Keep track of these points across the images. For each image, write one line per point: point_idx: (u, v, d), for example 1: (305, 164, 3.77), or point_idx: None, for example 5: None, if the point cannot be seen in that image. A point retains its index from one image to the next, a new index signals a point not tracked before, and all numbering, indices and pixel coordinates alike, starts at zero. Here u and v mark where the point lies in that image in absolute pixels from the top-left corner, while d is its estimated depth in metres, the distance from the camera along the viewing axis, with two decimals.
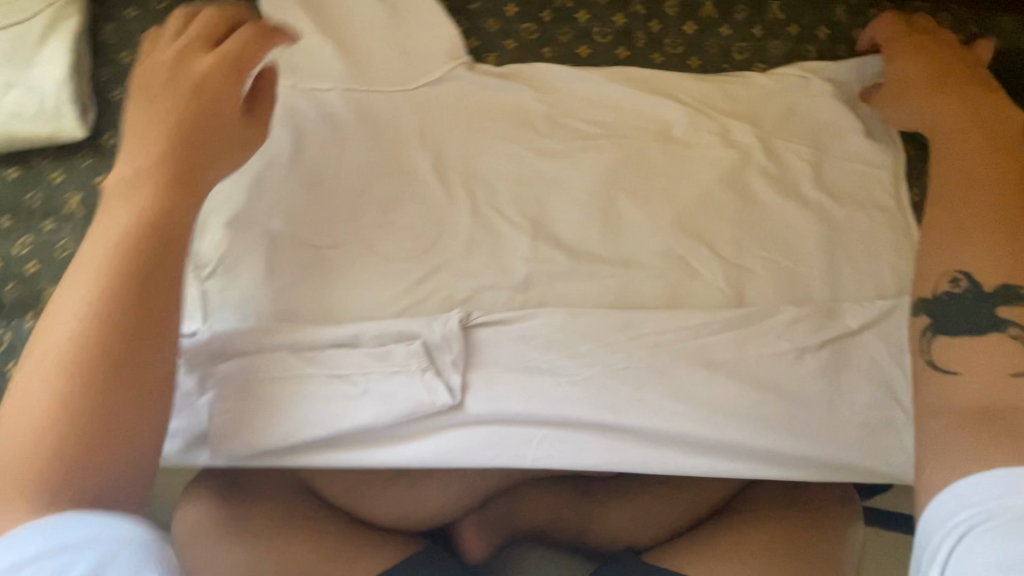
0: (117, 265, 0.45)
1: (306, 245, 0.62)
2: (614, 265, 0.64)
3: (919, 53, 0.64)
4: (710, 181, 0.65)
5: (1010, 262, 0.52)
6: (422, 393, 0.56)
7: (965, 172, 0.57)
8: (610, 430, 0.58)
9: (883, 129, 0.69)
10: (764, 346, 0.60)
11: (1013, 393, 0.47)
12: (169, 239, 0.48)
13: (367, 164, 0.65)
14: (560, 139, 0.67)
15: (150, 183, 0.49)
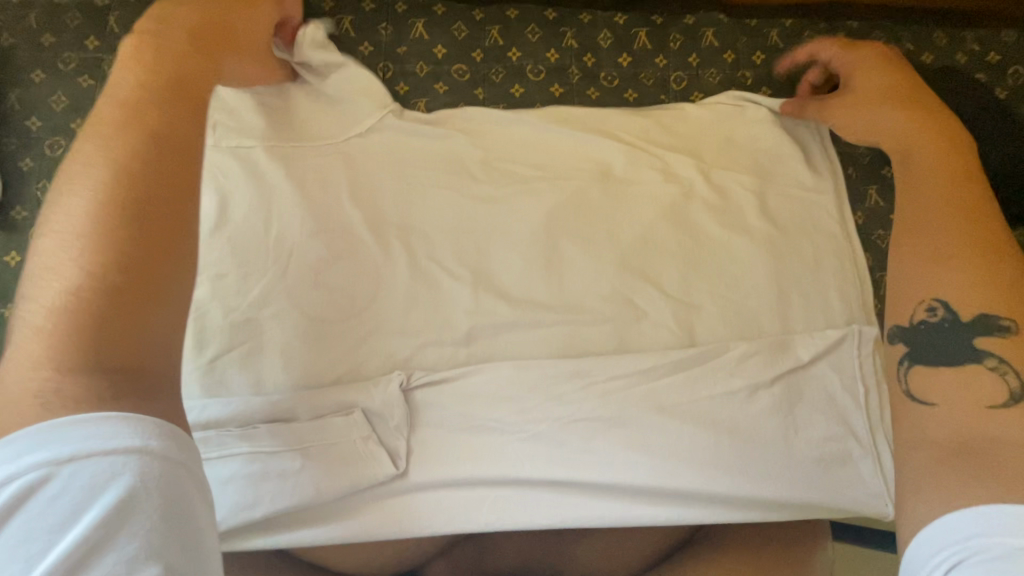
0: (94, 236, 0.36)
1: (231, 313, 0.57)
2: (561, 312, 0.59)
3: (883, 65, 0.57)
4: (653, 216, 0.62)
5: (996, 294, 0.42)
6: (359, 466, 0.52)
7: (939, 198, 0.47)
8: (563, 485, 0.55)
9: (824, 152, 0.64)
10: (715, 386, 0.57)
11: (994, 427, 0.38)
12: (180, 221, 0.39)
13: (295, 218, 0.60)
14: (498, 181, 0.62)
15: (153, 147, 0.39)
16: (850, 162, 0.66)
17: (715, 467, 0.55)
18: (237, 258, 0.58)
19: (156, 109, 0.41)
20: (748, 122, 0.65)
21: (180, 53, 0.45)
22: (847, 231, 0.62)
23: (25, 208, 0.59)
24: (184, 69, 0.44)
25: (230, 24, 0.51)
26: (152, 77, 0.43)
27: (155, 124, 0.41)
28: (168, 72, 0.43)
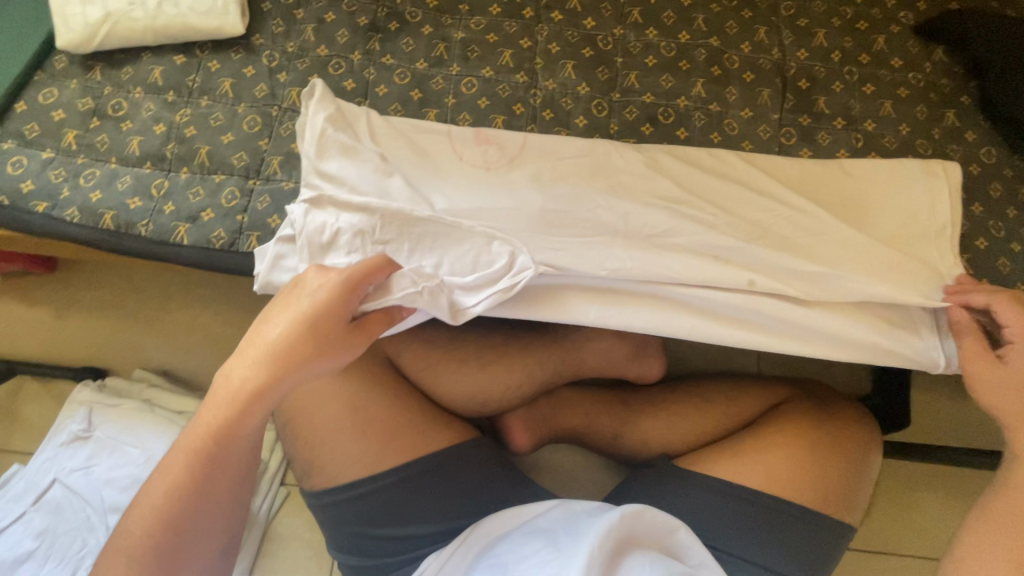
0: (184, 469, 0.51)
1: (413, 142, 0.68)
2: (679, 164, 0.69)
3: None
4: (757, 108, 0.74)
5: None
6: (507, 273, 0.62)
7: None
8: (662, 300, 0.65)
9: (944, 176, 0.69)
10: (811, 240, 0.66)
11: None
12: (213, 468, 0.52)
13: (463, 71, 0.74)
14: (631, 64, 0.75)
15: (203, 477, 0.51)
16: (932, 89, 0.75)
17: (800, 307, 0.64)
18: (417, 97, 0.73)
19: (203, 439, 0.51)
20: (879, 199, 0.69)
21: (264, 358, 0.51)
22: (916, 144, 0.73)
23: (260, 35, 0.74)
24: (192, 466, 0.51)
25: (281, 356, 0.50)
26: (226, 402, 0.51)
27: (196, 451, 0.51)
28: (230, 410, 0.51)
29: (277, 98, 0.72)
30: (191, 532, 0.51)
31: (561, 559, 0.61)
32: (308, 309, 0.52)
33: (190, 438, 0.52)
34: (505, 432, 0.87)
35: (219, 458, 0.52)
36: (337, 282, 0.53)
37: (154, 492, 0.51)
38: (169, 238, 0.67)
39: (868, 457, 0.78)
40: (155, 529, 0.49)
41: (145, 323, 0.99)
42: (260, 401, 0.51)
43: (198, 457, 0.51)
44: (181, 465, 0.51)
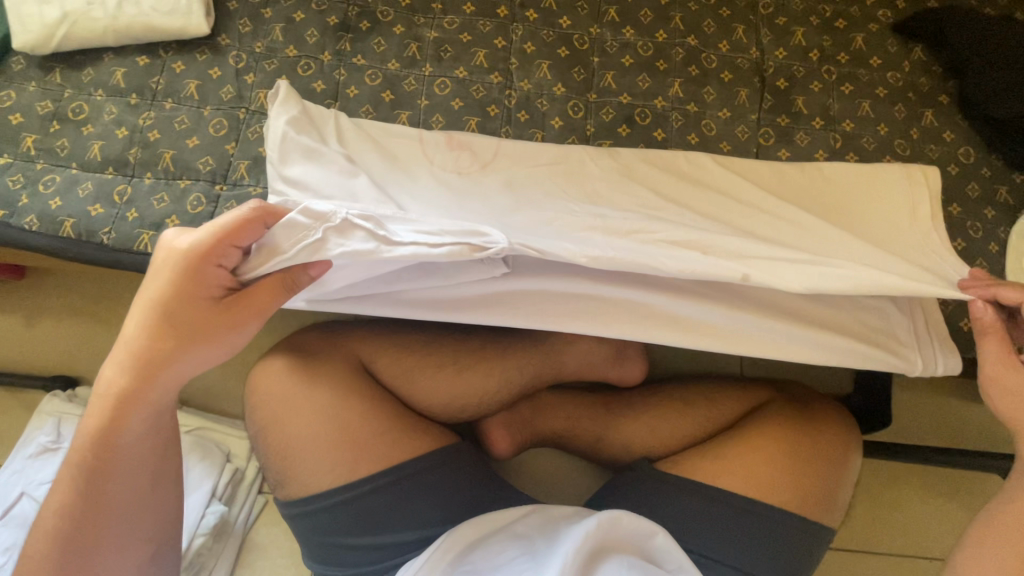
0: (78, 474, 0.52)
1: (384, 146, 0.67)
2: (655, 167, 0.68)
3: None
4: (735, 108, 0.73)
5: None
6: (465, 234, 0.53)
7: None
8: (639, 306, 0.64)
9: (925, 176, 0.68)
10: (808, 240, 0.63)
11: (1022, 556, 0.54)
12: (110, 470, 0.52)
13: (436, 72, 0.72)
14: (608, 64, 0.74)
15: (101, 479, 0.52)
16: (910, 88, 0.75)
17: (777, 312, 0.64)
18: (389, 99, 0.71)
19: (90, 443, 0.51)
20: (857, 200, 0.68)
21: (136, 349, 0.50)
22: (895, 145, 0.72)
23: (226, 35, 0.72)
24: (84, 468, 0.51)
25: (161, 346, 0.50)
26: (108, 398, 0.51)
27: (86, 455, 0.51)
28: (112, 408, 0.51)
29: (245, 101, 0.70)
30: (109, 531, 0.52)
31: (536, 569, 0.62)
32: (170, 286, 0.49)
33: (80, 442, 0.52)
34: (485, 437, 0.86)
35: (112, 457, 0.52)
36: (203, 250, 0.49)
37: (53, 505, 0.52)
38: (132, 246, 0.65)
39: (847, 457, 0.78)
40: (61, 536, 0.51)
41: (118, 330, 0.97)
42: (142, 393, 0.51)
43: (91, 462, 0.52)
44: (73, 471, 0.52)
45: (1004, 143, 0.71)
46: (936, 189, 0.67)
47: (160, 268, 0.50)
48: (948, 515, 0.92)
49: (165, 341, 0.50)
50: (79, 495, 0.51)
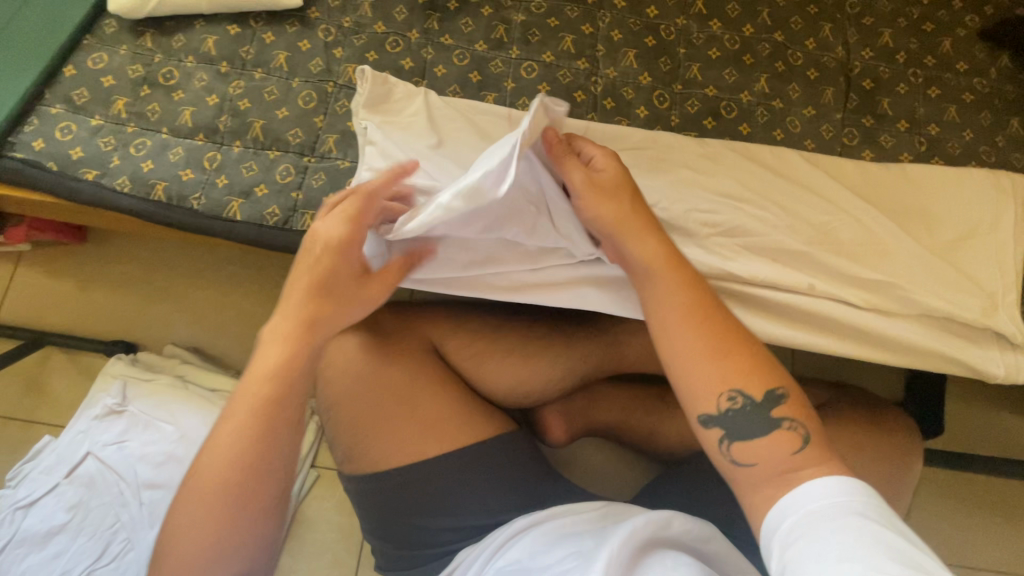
0: (247, 446, 0.49)
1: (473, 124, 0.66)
2: (743, 159, 0.68)
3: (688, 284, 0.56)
4: (819, 106, 0.73)
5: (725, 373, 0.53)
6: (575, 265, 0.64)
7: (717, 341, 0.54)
8: (722, 298, 0.64)
9: (1013, 190, 0.67)
10: (880, 248, 0.65)
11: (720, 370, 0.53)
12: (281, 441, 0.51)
13: (524, 55, 0.72)
14: (694, 56, 0.74)
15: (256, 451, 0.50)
16: (997, 96, 0.74)
17: (861, 311, 0.64)
18: (475, 80, 0.71)
19: (239, 436, 0.49)
20: (941, 206, 0.68)
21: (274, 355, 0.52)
22: (981, 151, 0.72)
23: (317, 8, 0.72)
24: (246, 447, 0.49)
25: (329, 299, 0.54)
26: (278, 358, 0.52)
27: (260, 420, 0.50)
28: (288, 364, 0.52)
29: (333, 74, 0.70)
30: (247, 515, 0.49)
31: (584, 566, 0.59)
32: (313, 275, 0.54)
33: (220, 439, 0.50)
34: (541, 424, 0.86)
35: (275, 426, 0.50)
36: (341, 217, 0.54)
37: (189, 514, 0.48)
38: (221, 213, 0.65)
39: (909, 463, 0.77)
40: (224, 518, 0.48)
41: (176, 299, 0.98)
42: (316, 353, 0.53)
43: (236, 453, 0.49)
44: (241, 442, 0.49)
45: None
46: (1023, 204, 0.67)
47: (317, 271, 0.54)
48: (994, 525, 0.92)
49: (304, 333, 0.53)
50: (246, 469, 0.49)
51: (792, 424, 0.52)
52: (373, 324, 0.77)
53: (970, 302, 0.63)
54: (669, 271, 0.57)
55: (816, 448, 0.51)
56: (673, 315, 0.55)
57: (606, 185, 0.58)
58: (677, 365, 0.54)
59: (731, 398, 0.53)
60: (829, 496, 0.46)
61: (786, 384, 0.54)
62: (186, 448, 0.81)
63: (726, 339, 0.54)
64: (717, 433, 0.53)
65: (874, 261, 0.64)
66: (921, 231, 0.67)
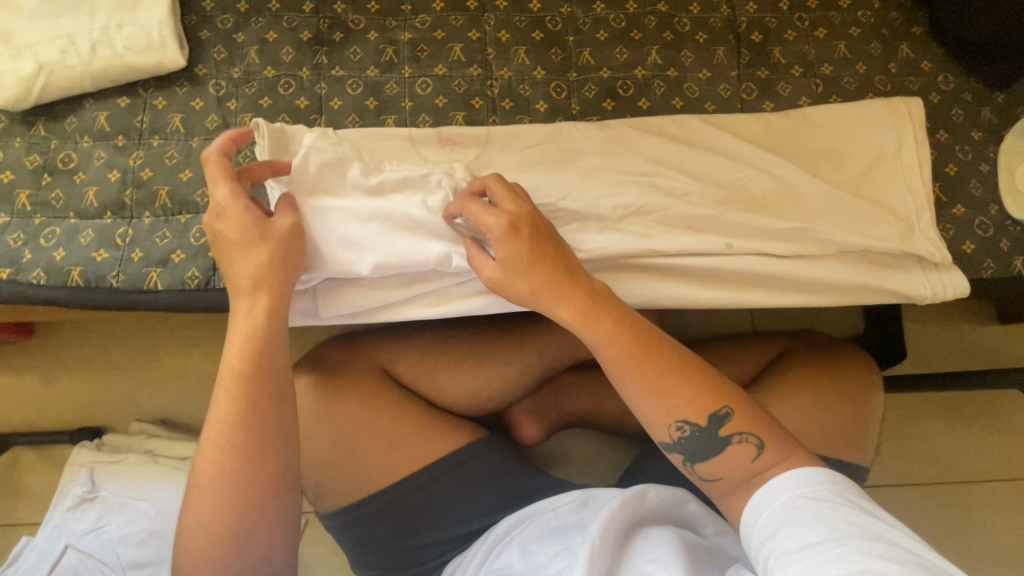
0: (233, 433, 0.54)
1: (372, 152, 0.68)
2: (646, 133, 0.69)
3: (614, 326, 0.57)
4: (712, 67, 0.74)
5: (667, 407, 0.55)
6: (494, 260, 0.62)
7: (656, 376, 0.55)
8: (649, 273, 0.66)
9: (910, 112, 0.69)
10: (792, 195, 0.66)
11: (667, 399, 0.55)
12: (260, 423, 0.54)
13: (416, 72, 0.73)
14: (583, 41, 0.74)
15: (239, 433, 0.54)
16: (883, 24, 0.75)
17: (784, 260, 0.65)
18: (373, 106, 0.72)
19: (217, 475, 0.53)
20: (846, 144, 0.69)
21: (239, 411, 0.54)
22: (876, 82, 0.73)
23: (203, 65, 0.72)
24: (233, 432, 0.54)
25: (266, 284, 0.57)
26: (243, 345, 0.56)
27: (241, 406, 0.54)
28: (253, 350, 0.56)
29: (231, 127, 0.70)
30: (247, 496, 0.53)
31: (570, 565, 0.59)
32: (227, 264, 0.58)
33: (204, 494, 0.53)
34: (513, 426, 0.87)
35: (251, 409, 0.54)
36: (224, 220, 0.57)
37: (200, 525, 0.52)
38: (142, 286, 0.65)
39: (873, 394, 0.78)
40: (229, 505, 0.52)
41: (134, 375, 0.97)
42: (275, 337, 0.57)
43: (225, 492, 0.53)
44: (226, 433, 0.54)
45: (982, 64, 0.72)
46: (922, 124, 0.68)
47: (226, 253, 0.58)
48: (971, 437, 0.94)
49: (254, 381, 0.55)
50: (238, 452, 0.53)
51: (742, 436, 0.55)
52: (320, 363, 0.77)
53: (887, 233, 0.64)
54: (596, 324, 0.57)
55: (771, 450, 0.54)
56: (617, 358, 0.56)
57: (511, 262, 0.57)
58: (627, 396, 0.57)
59: (680, 427, 0.55)
60: (813, 483, 0.50)
61: (732, 401, 0.56)
62: (166, 522, 0.81)
63: (660, 370, 0.56)
64: (679, 456, 0.56)
65: (785, 210, 0.66)
66: (831, 172, 0.68)
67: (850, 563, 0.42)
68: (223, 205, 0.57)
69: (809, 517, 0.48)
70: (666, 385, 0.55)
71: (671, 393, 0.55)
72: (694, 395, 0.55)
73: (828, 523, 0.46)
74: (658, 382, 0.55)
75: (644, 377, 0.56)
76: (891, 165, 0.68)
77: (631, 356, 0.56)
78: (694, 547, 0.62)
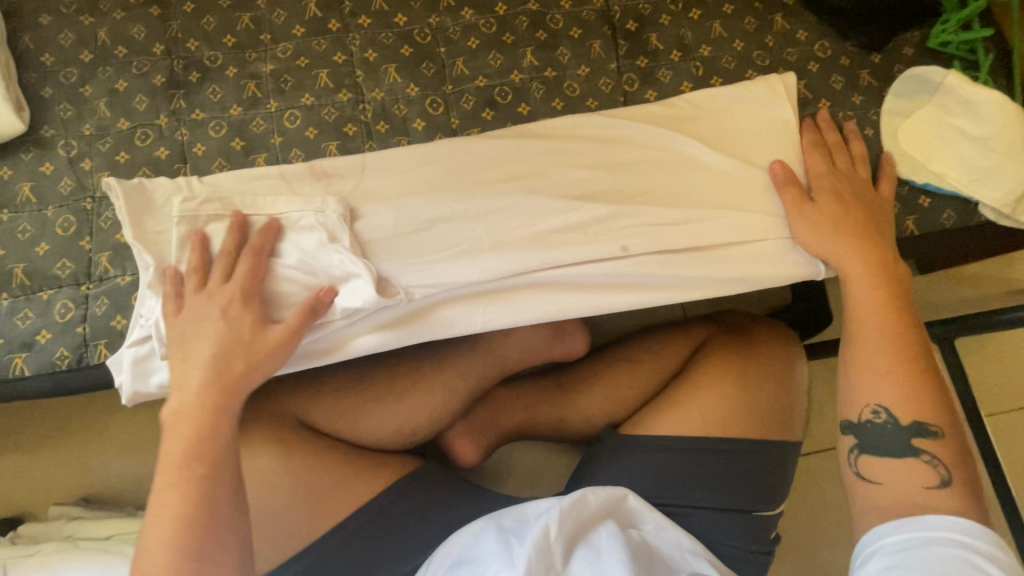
0: (184, 491, 0.53)
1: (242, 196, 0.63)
2: (529, 139, 0.67)
3: (897, 302, 0.60)
4: (590, 62, 0.72)
5: (902, 394, 0.56)
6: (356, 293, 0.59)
7: (891, 349, 0.58)
8: (547, 285, 0.63)
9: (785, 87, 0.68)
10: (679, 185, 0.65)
11: (885, 386, 0.57)
12: (212, 481, 0.53)
13: (284, 106, 0.69)
14: (455, 51, 0.71)
15: (192, 488, 0.53)
16: None
17: (679, 253, 0.63)
18: (240, 147, 0.68)
19: (177, 507, 0.52)
20: (730, 125, 0.68)
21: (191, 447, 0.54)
22: (754, 57, 0.72)
23: (49, 126, 0.67)
24: (189, 488, 0.53)
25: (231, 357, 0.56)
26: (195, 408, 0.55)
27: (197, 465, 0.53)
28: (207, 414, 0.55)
29: (88, 190, 0.65)
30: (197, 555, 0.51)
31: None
32: (191, 343, 0.56)
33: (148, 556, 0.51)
34: (450, 451, 0.84)
35: (203, 465, 0.54)
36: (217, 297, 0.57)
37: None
38: (7, 374, 0.60)
39: (794, 368, 0.79)
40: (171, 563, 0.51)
41: (47, 456, 0.91)
42: (232, 397, 0.56)
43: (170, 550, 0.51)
44: (178, 490, 0.53)
45: (855, 29, 0.71)
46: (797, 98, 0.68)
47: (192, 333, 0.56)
48: None
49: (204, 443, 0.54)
50: (187, 510, 0.52)
51: (932, 458, 0.54)
52: None
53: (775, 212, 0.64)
54: (877, 295, 0.60)
55: (952, 492, 0.52)
56: (874, 324, 0.59)
57: (834, 219, 0.62)
58: (853, 365, 0.59)
59: (874, 413, 0.57)
60: (958, 529, 0.49)
61: (948, 426, 0.55)
62: None
63: (906, 349, 0.58)
64: (851, 441, 0.58)
65: (675, 202, 0.65)
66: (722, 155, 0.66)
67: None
68: (195, 288, 0.58)
69: (942, 560, 0.47)
70: (904, 369, 0.57)
71: (898, 377, 0.56)
72: (924, 386, 0.56)
73: (956, 569, 0.46)
74: (878, 368, 0.57)
75: (892, 348, 0.58)
76: (775, 142, 0.67)
77: (904, 340, 0.58)
78: (638, 549, 0.64)
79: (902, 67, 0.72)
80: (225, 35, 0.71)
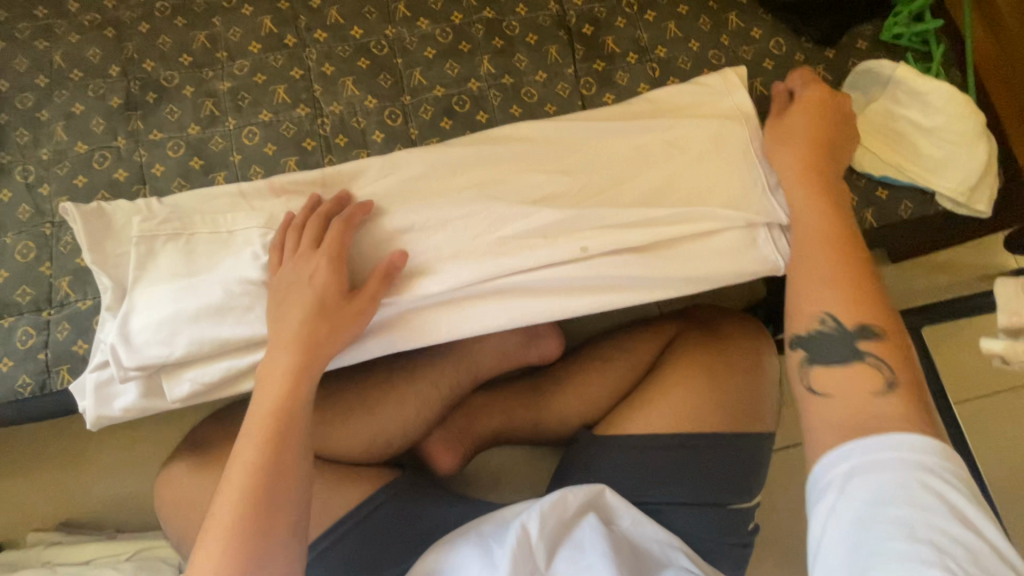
0: (253, 475, 0.51)
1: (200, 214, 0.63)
2: (487, 146, 0.67)
3: (833, 201, 0.57)
4: (547, 67, 0.72)
5: (847, 292, 0.51)
6: None
7: (828, 252, 0.53)
8: (509, 292, 0.64)
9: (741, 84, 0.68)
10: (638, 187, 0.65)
11: (832, 289, 0.52)
12: (274, 467, 0.51)
13: (242, 122, 0.69)
14: (411, 61, 0.72)
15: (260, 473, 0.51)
16: None
17: (640, 254, 0.64)
18: (198, 165, 0.68)
19: (238, 500, 0.50)
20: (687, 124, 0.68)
21: (273, 414, 0.53)
22: (709, 56, 0.73)
23: (7, 152, 0.67)
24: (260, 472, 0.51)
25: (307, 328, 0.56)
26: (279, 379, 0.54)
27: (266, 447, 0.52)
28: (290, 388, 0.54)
29: (46, 215, 0.65)
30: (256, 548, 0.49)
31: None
32: (300, 299, 0.57)
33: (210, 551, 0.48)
34: (428, 459, 0.84)
35: (271, 447, 0.52)
36: (322, 257, 0.58)
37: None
38: None
39: (764, 363, 0.79)
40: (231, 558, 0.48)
41: (25, 483, 0.91)
42: (312, 366, 0.55)
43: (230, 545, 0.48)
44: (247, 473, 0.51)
45: (808, 24, 0.72)
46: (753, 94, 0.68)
47: (291, 293, 0.57)
48: None
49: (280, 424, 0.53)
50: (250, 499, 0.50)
51: (877, 359, 0.49)
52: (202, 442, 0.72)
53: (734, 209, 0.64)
54: (820, 199, 0.57)
55: (902, 391, 0.47)
56: (815, 226, 0.56)
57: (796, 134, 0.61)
58: (801, 271, 0.54)
59: (823, 320, 0.51)
60: (900, 447, 0.43)
61: (891, 325, 0.50)
62: None
63: (847, 254, 0.53)
64: (802, 353, 0.52)
65: (634, 203, 0.65)
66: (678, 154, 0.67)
67: (911, 558, 0.38)
68: (289, 251, 0.59)
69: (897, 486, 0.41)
70: (847, 270, 0.52)
71: (843, 279, 0.52)
72: (868, 286, 0.52)
73: (912, 495, 0.40)
74: (820, 269, 0.53)
75: (835, 250, 0.53)
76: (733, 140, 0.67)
77: (841, 237, 0.54)
78: (619, 545, 0.65)
79: (857, 60, 0.73)
80: (181, 53, 0.71)
